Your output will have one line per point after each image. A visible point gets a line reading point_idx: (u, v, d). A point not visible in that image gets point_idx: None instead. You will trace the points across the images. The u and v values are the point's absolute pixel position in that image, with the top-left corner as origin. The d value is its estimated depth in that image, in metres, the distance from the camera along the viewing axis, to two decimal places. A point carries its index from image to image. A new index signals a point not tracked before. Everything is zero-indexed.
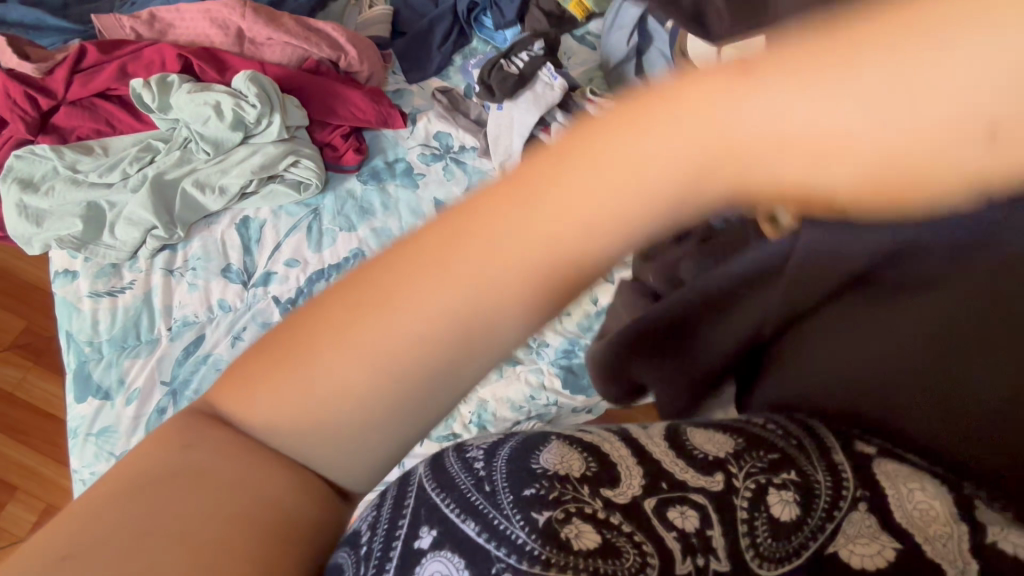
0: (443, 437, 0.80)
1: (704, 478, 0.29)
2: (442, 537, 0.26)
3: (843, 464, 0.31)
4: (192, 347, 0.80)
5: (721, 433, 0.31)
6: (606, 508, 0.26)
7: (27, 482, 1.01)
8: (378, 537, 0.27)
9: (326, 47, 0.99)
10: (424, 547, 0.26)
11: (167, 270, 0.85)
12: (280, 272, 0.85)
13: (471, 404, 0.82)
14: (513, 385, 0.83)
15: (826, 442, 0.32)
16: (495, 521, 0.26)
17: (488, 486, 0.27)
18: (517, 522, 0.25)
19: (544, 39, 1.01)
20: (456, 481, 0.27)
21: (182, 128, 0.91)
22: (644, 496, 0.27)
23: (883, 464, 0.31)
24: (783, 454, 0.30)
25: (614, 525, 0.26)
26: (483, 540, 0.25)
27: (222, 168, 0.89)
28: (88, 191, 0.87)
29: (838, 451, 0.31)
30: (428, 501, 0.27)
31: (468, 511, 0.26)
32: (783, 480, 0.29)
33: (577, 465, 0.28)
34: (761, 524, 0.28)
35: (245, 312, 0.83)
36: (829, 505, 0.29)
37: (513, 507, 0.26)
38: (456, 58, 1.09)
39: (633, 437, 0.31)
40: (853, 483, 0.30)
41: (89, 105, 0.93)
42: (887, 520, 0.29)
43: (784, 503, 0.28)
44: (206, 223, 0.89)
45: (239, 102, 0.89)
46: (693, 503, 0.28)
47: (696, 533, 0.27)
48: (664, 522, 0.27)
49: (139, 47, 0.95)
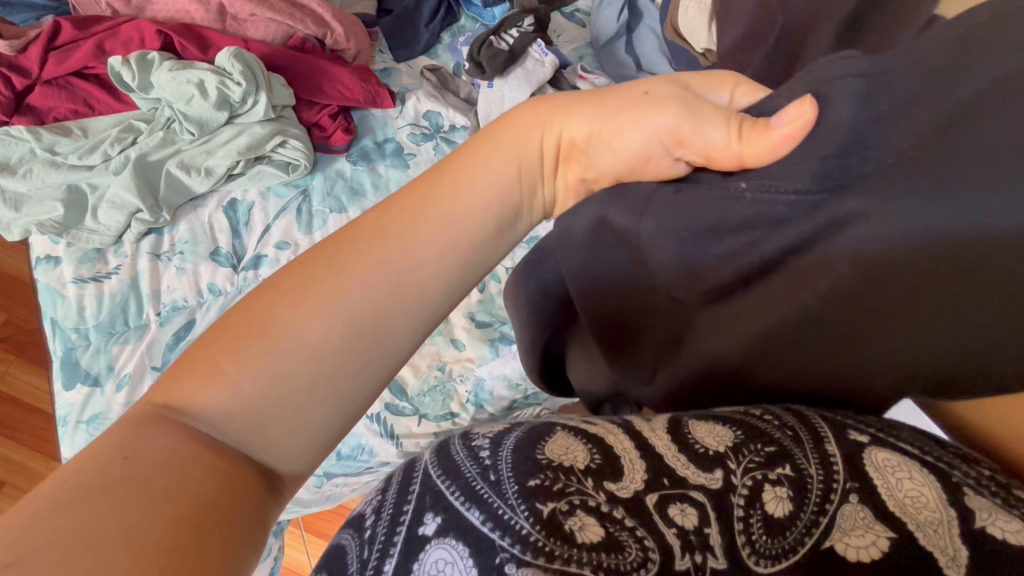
0: (440, 417, 0.80)
1: (704, 475, 0.26)
2: (448, 525, 0.25)
3: (836, 455, 0.27)
4: (182, 332, 0.79)
5: (720, 424, 0.29)
6: (609, 501, 0.25)
7: (15, 477, 0.99)
8: (382, 522, 0.26)
9: (312, 24, 0.97)
10: (429, 534, 0.25)
11: (154, 254, 0.83)
12: (271, 255, 0.84)
13: (468, 383, 0.82)
14: (509, 364, 0.83)
15: (819, 431, 0.28)
16: (498, 509, 0.25)
17: (494, 475, 0.26)
18: (521, 512, 0.24)
19: (533, 16, 1.01)
20: (461, 469, 0.26)
21: (165, 108, 0.89)
22: (646, 491, 0.26)
23: (875, 453, 0.27)
24: (780, 447, 0.27)
25: (616, 518, 0.25)
26: (487, 529, 0.24)
27: (208, 148, 0.88)
28: (68, 173, 0.85)
29: (830, 441, 0.28)
30: (434, 487, 0.26)
31: (472, 499, 0.25)
32: (777, 475, 0.26)
33: (581, 457, 0.26)
34: (756, 522, 0.25)
35: (236, 296, 0.82)
36: (821, 498, 0.26)
37: (519, 497, 0.25)
38: (444, 36, 1.07)
39: (636, 430, 0.29)
40: (842, 473, 0.26)
41: (65, 84, 0.90)
42: (879, 506, 0.26)
43: (779, 499, 0.26)
44: (193, 206, 0.87)
45: (223, 79, 0.87)
46: (693, 501, 0.26)
47: (695, 530, 0.25)
48: (664, 518, 0.25)
49: (115, 23, 0.92)
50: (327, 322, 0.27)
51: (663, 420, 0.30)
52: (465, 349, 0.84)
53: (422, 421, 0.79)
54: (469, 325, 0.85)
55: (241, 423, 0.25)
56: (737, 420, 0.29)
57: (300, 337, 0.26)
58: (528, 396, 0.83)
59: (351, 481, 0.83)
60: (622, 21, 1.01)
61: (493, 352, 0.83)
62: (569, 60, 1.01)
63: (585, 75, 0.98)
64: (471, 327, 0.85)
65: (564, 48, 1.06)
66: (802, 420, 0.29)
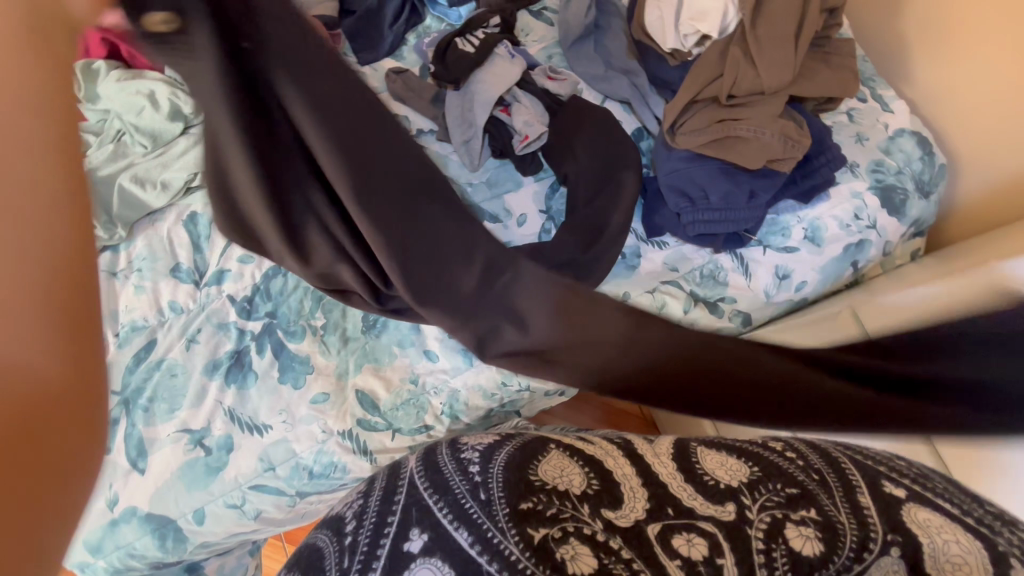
0: (415, 430, 0.79)
1: (721, 509, 0.43)
2: (433, 544, 0.41)
3: (867, 506, 0.42)
4: (144, 352, 0.77)
5: (744, 465, 0.47)
6: (603, 529, 0.41)
7: None
8: (368, 534, 0.42)
9: None
10: (413, 550, 0.41)
11: (109, 273, 0.80)
12: (234, 269, 0.82)
13: (442, 395, 0.81)
14: (484, 373, 0.82)
15: (851, 484, 0.44)
16: (486, 531, 0.41)
17: (483, 497, 0.43)
18: (509, 536, 0.40)
19: (500, 15, 0.99)
20: (452, 487, 0.44)
21: (114, 119, 0.87)
22: (646, 518, 0.42)
23: (915, 511, 0.42)
24: (802, 493, 0.43)
25: (614, 548, 0.40)
26: (473, 547, 0.40)
27: (162, 161, 0.84)
28: None
29: (863, 493, 0.43)
30: (421, 501, 0.44)
31: (461, 521, 0.42)
32: (801, 515, 0.42)
33: (579, 482, 0.45)
34: (779, 555, 0.39)
35: (199, 313, 0.80)
36: (857, 547, 0.39)
37: (509, 521, 0.41)
38: (409, 37, 1.05)
39: (641, 455, 0.50)
40: (882, 528, 0.40)
41: None
42: (912, 564, 0.38)
43: (805, 537, 0.40)
44: (151, 220, 0.83)
45: (176, 91, 0.86)
46: (707, 529, 0.41)
47: (704, 554, 0.40)
48: (675, 547, 0.40)
49: None
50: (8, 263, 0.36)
51: (672, 445, 0.51)
52: (439, 361, 0.82)
53: (396, 436, 0.78)
54: (443, 336, 0.82)
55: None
56: (764, 468, 0.46)
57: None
58: (504, 403, 0.84)
59: (326, 497, 0.82)
60: (592, 19, 0.99)
61: (467, 361, 0.82)
62: (537, 61, 0.99)
63: (556, 74, 0.95)
64: (444, 337, 0.82)
65: (533, 48, 1.03)
66: (837, 474, 0.46)
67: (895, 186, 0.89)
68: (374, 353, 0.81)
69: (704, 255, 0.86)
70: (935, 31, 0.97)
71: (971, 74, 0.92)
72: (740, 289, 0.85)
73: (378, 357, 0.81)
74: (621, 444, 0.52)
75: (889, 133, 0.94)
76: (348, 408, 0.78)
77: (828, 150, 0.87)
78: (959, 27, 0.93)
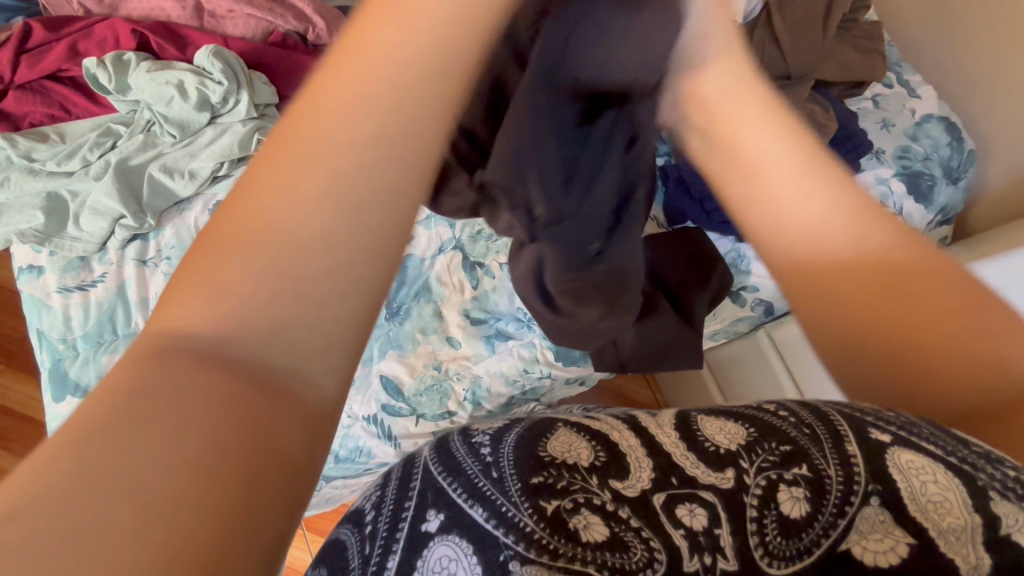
0: (438, 416, 0.81)
1: (715, 476, 0.33)
2: (450, 522, 0.33)
3: (855, 455, 0.33)
4: None
5: (733, 422, 0.36)
6: (615, 501, 0.33)
7: None
8: (385, 518, 0.35)
9: (292, 19, 0.97)
10: (431, 530, 0.33)
11: (139, 261, 0.79)
12: None
13: (465, 382, 0.83)
14: (505, 361, 0.83)
15: (840, 430, 0.34)
16: (502, 507, 0.33)
17: (497, 473, 0.34)
18: (525, 510, 0.32)
19: None
20: (464, 467, 0.35)
21: (144, 110, 0.89)
22: (653, 491, 0.33)
23: (899, 454, 0.32)
24: (795, 446, 0.34)
25: (622, 518, 0.32)
26: (491, 524, 0.33)
27: (189, 151, 0.86)
28: (45, 180, 0.85)
29: (852, 441, 0.33)
30: (436, 486, 0.35)
31: (477, 499, 0.34)
32: (793, 475, 0.33)
33: (586, 455, 0.35)
34: (770, 522, 0.31)
35: None
36: (840, 501, 0.32)
37: (522, 495, 0.33)
38: None
39: (644, 427, 0.38)
40: (864, 478, 0.32)
41: (39, 88, 0.92)
42: (900, 511, 0.31)
43: (794, 500, 0.32)
44: (178, 210, 0.84)
45: (203, 80, 0.87)
46: (702, 501, 0.32)
47: (703, 531, 0.32)
48: (673, 520, 0.32)
49: (89, 23, 0.94)
50: (319, 194, 0.24)
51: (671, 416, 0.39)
52: (461, 347, 0.83)
53: (420, 422, 0.81)
54: (465, 323, 0.83)
55: (251, 328, 0.23)
56: (752, 421, 0.36)
57: (283, 219, 0.24)
58: (527, 391, 0.86)
59: (351, 483, 0.84)
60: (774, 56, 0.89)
61: (488, 349, 0.83)
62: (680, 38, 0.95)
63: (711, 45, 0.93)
64: (466, 325, 0.83)
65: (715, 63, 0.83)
66: (823, 420, 0.35)
67: (922, 172, 0.88)
68: (397, 340, 0.81)
69: (728, 245, 0.88)
70: (960, 23, 1.01)
71: (1005, 62, 0.95)
72: (760, 279, 0.88)
73: (401, 343, 0.81)
74: (621, 414, 0.41)
75: (916, 119, 0.94)
76: (372, 393, 0.79)
77: (855, 136, 0.87)
78: (985, 21, 0.97)
